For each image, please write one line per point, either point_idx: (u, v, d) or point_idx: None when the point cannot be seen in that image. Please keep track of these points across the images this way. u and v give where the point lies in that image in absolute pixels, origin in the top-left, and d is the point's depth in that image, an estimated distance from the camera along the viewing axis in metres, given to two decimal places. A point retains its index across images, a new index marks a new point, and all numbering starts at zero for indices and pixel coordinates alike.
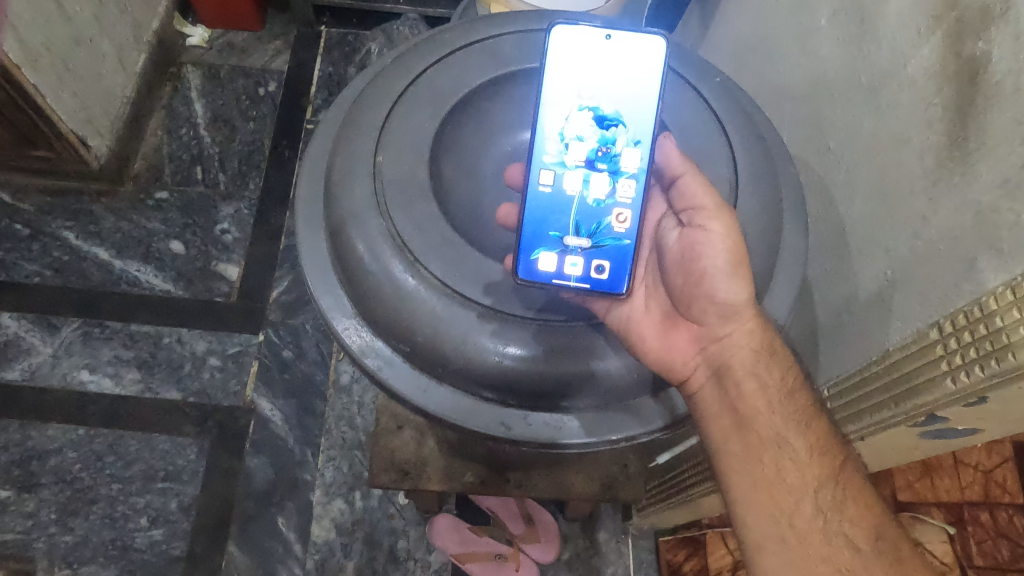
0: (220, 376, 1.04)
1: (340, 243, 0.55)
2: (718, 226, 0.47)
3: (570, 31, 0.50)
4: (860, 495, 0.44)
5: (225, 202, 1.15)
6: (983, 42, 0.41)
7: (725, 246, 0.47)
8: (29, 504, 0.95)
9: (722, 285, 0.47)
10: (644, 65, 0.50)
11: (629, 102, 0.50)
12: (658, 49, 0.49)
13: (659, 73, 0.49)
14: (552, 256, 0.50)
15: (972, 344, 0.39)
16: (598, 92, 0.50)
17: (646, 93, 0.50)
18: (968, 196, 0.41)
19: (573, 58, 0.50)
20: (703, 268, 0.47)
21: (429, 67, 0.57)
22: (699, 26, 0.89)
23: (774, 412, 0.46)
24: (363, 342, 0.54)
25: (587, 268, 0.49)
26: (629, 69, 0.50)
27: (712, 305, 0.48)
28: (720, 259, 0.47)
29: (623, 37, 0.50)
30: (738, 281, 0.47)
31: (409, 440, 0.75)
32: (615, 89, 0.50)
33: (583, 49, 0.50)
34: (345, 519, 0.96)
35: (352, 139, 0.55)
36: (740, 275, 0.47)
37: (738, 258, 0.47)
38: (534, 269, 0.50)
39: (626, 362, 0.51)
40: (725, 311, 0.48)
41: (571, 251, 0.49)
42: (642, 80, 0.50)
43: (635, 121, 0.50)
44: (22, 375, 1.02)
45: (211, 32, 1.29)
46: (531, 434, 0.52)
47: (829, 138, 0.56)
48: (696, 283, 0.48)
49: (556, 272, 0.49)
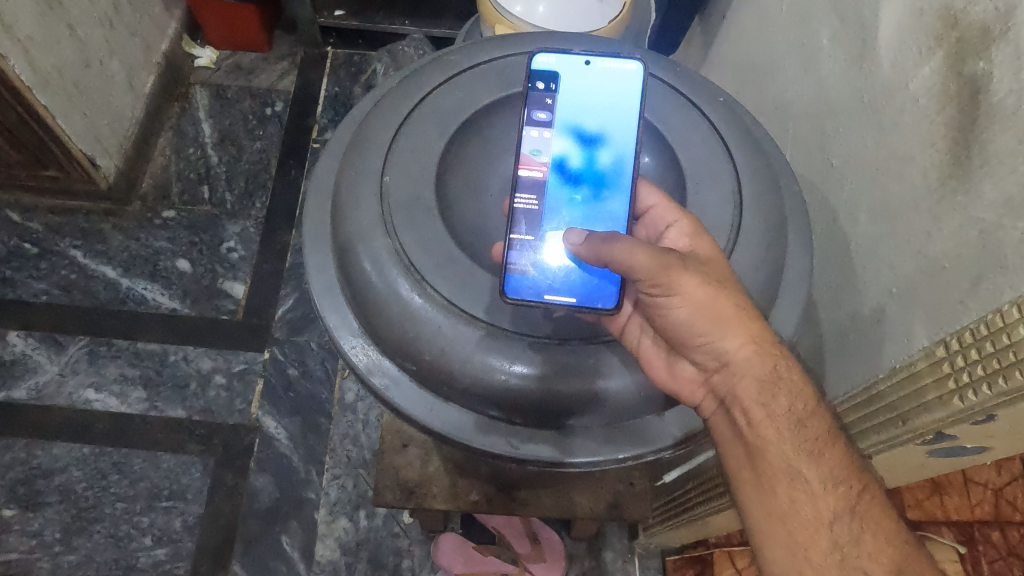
0: (225, 395, 1.04)
1: (347, 262, 0.55)
2: (672, 286, 0.45)
3: (552, 59, 0.52)
4: (879, 529, 0.44)
5: (232, 220, 1.16)
6: (983, 61, 0.41)
7: (689, 304, 0.46)
8: (33, 523, 0.95)
9: (702, 330, 0.46)
10: (622, 86, 0.52)
11: (611, 121, 0.52)
12: (634, 73, 0.52)
13: (635, 93, 0.52)
14: (539, 273, 0.50)
15: (979, 362, 0.39)
16: (580, 114, 0.52)
17: (625, 113, 0.52)
18: (971, 214, 0.41)
19: (556, 81, 0.52)
20: (677, 323, 0.47)
21: (431, 90, 0.58)
22: (700, 45, 0.90)
23: (785, 442, 0.45)
24: (369, 360, 0.55)
25: (574, 283, 0.49)
26: (608, 90, 0.52)
27: (698, 347, 0.48)
28: (685, 315, 0.46)
29: (603, 64, 0.52)
30: (717, 330, 0.46)
31: (415, 458, 0.75)
32: (597, 110, 0.52)
33: (564, 73, 0.52)
34: (350, 538, 0.96)
35: (360, 158, 0.56)
36: (709, 318, 0.46)
37: (706, 312, 0.46)
38: (522, 287, 0.49)
39: (634, 380, 0.51)
40: (714, 353, 0.47)
41: (557, 268, 0.50)
42: (620, 100, 0.52)
43: (615, 139, 0.52)
44: (28, 394, 1.02)
45: (219, 53, 1.31)
46: (534, 453, 0.52)
47: (831, 156, 0.56)
48: (676, 333, 0.48)
49: (544, 289, 0.49)
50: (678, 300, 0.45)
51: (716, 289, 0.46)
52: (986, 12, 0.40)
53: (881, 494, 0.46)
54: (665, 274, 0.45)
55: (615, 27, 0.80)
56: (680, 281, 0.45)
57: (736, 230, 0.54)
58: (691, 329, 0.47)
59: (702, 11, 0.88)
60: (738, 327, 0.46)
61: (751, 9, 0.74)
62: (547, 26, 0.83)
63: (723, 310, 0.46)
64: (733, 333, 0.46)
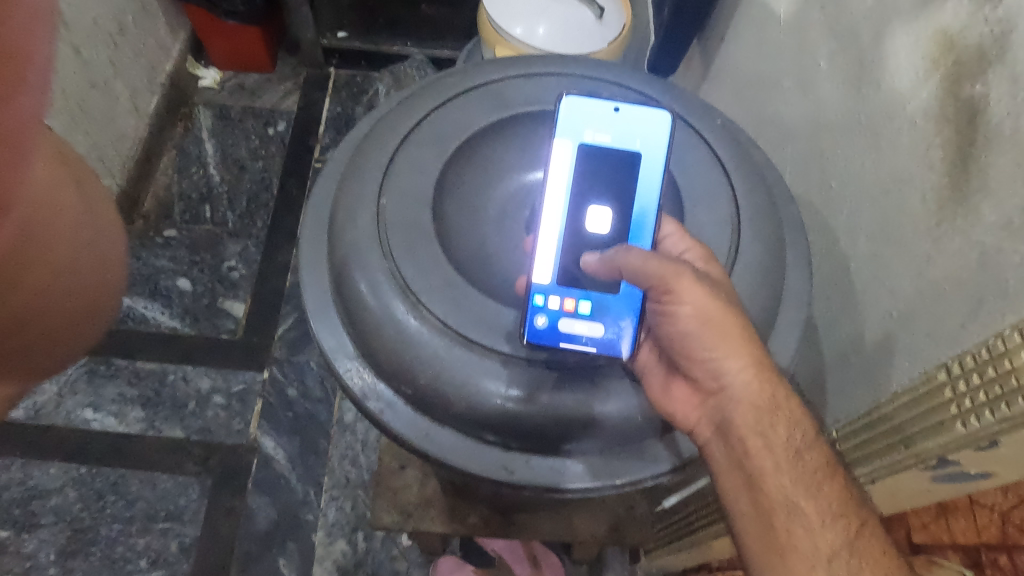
0: (224, 415, 1.03)
1: (344, 286, 0.55)
2: (679, 299, 0.45)
3: (580, 104, 0.50)
4: (881, 568, 0.42)
5: (233, 239, 1.17)
6: (980, 84, 0.41)
7: (694, 313, 0.45)
8: (29, 544, 0.94)
9: (708, 343, 0.46)
10: (650, 134, 0.50)
11: (637, 170, 0.50)
12: (663, 123, 0.50)
13: (662, 141, 0.50)
14: (559, 317, 0.49)
15: (981, 387, 0.39)
16: (606, 161, 0.50)
17: (652, 164, 0.50)
18: (970, 237, 0.41)
19: (585, 127, 0.50)
20: (684, 333, 0.47)
21: (429, 112, 0.58)
22: (699, 66, 0.91)
23: (783, 475, 0.45)
24: (364, 383, 0.54)
25: (594, 330, 0.49)
26: (636, 138, 0.50)
27: (702, 362, 0.47)
28: (696, 327, 0.46)
29: (631, 111, 0.50)
30: (716, 338, 0.46)
31: (413, 481, 0.75)
32: (623, 159, 0.50)
33: (592, 119, 0.50)
34: (348, 561, 0.95)
35: (358, 181, 0.56)
36: (720, 332, 0.46)
37: (708, 321, 0.45)
38: (542, 333, 0.49)
39: (623, 408, 0.50)
40: (711, 364, 0.47)
41: (576, 312, 0.49)
42: (646, 149, 0.50)
43: (640, 192, 0.50)
44: (26, 413, 1.01)
45: (222, 74, 1.33)
46: (532, 478, 0.52)
47: (830, 178, 0.56)
48: (683, 343, 0.47)
49: (564, 333, 0.49)
50: (687, 310, 0.45)
51: (725, 305, 0.46)
52: (983, 35, 0.40)
53: (883, 532, 0.44)
54: (679, 281, 0.45)
55: (614, 49, 0.82)
56: (691, 291, 0.45)
57: (734, 254, 0.53)
58: (698, 341, 0.46)
59: (699, 35, 0.89)
60: (748, 350, 0.46)
61: (749, 31, 0.74)
62: (546, 48, 0.82)
63: (732, 327, 0.46)
64: (746, 354, 0.46)
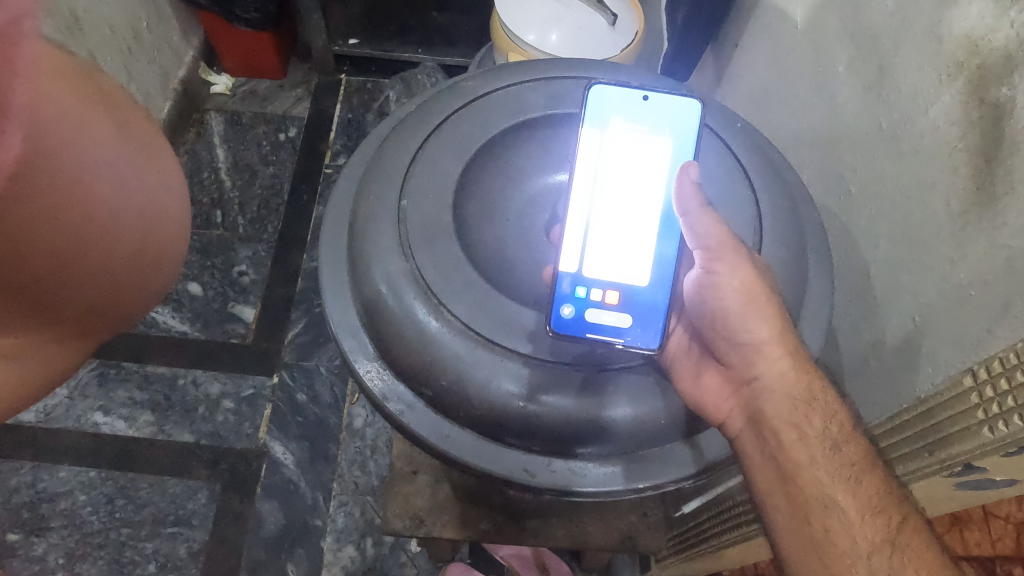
0: (234, 419, 1.03)
1: (363, 287, 0.55)
2: (727, 269, 0.47)
3: (608, 92, 0.49)
4: (924, 564, 0.42)
5: (243, 244, 1.17)
6: (1005, 88, 0.41)
7: (739, 286, 0.47)
8: (38, 548, 0.93)
9: (749, 323, 0.47)
10: (678, 123, 0.49)
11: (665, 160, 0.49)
12: (692, 112, 0.49)
13: (690, 130, 0.49)
14: (587, 306, 0.49)
15: (1008, 393, 0.38)
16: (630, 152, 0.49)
17: (679, 153, 0.49)
18: (996, 241, 0.41)
19: (614, 114, 0.49)
20: (724, 311, 0.48)
21: (450, 114, 0.58)
22: (713, 73, 0.91)
23: (819, 468, 0.45)
24: (384, 386, 0.54)
25: (620, 321, 0.49)
26: (662, 127, 0.49)
27: (739, 345, 0.48)
28: (736, 300, 0.47)
29: (659, 99, 0.49)
30: (757, 318, 0.47)
31: (424, 486, 0.74)
32: (651, 148, 0.49)
33: (619, 107, 0.49)
34: (357, 567, 0.94)
35: (377, 183, 0.56)
36: (762, 312, 0.47)
37: (752, 297, 0.47)
38: (569, 324, 0.49)
39: (631, 415, 0.50)
40: (748, 350, 0.48)
41: (603, 301, 0.49)
42: (673, 138, 0.49)
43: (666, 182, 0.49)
44: (37, 416, 1.01)
45: (234, 80, 1.33)
46: (553, 481, 0.51)
47: (849, 184, 0.56)
48: (721, 321, 0.49)
49: (591, 323, 0.49)
50: (733, 282, 0.47)
51: (766, 285, 0.48)
52: (1008, 38, 0.40)
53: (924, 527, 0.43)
54: (730, 253, 0.47)
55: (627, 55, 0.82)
56: (738, 263, 0.47)
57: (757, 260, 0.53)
58: (739, 320, 0.48)
59: (713, 42, 0.89)
60: (785, 336, 0.47)
61: (765, 39, 0.74)
62: (560, 54, 0.82)
63: (773, 308, 0.47)
64: (783, 341, 0.47)
